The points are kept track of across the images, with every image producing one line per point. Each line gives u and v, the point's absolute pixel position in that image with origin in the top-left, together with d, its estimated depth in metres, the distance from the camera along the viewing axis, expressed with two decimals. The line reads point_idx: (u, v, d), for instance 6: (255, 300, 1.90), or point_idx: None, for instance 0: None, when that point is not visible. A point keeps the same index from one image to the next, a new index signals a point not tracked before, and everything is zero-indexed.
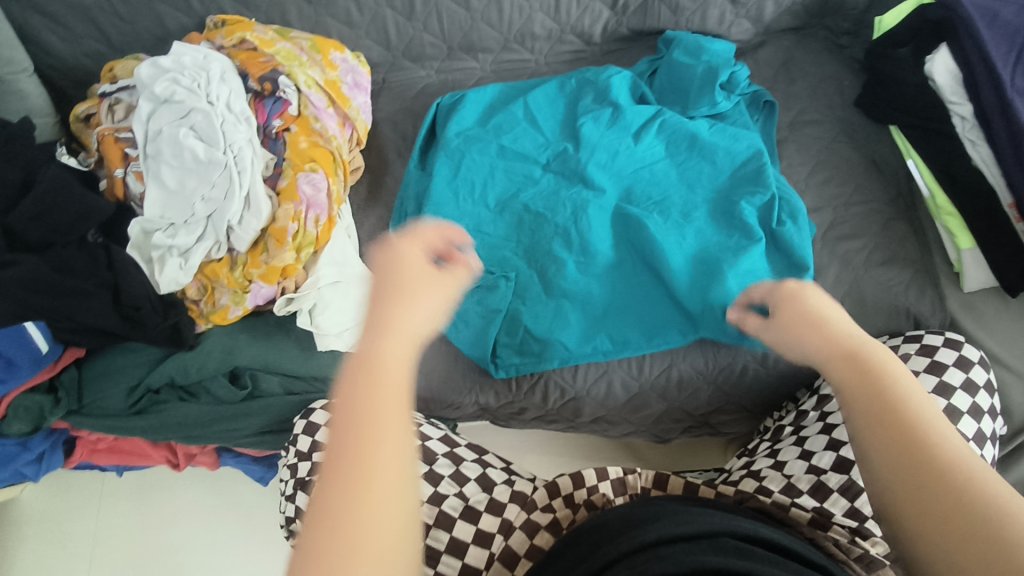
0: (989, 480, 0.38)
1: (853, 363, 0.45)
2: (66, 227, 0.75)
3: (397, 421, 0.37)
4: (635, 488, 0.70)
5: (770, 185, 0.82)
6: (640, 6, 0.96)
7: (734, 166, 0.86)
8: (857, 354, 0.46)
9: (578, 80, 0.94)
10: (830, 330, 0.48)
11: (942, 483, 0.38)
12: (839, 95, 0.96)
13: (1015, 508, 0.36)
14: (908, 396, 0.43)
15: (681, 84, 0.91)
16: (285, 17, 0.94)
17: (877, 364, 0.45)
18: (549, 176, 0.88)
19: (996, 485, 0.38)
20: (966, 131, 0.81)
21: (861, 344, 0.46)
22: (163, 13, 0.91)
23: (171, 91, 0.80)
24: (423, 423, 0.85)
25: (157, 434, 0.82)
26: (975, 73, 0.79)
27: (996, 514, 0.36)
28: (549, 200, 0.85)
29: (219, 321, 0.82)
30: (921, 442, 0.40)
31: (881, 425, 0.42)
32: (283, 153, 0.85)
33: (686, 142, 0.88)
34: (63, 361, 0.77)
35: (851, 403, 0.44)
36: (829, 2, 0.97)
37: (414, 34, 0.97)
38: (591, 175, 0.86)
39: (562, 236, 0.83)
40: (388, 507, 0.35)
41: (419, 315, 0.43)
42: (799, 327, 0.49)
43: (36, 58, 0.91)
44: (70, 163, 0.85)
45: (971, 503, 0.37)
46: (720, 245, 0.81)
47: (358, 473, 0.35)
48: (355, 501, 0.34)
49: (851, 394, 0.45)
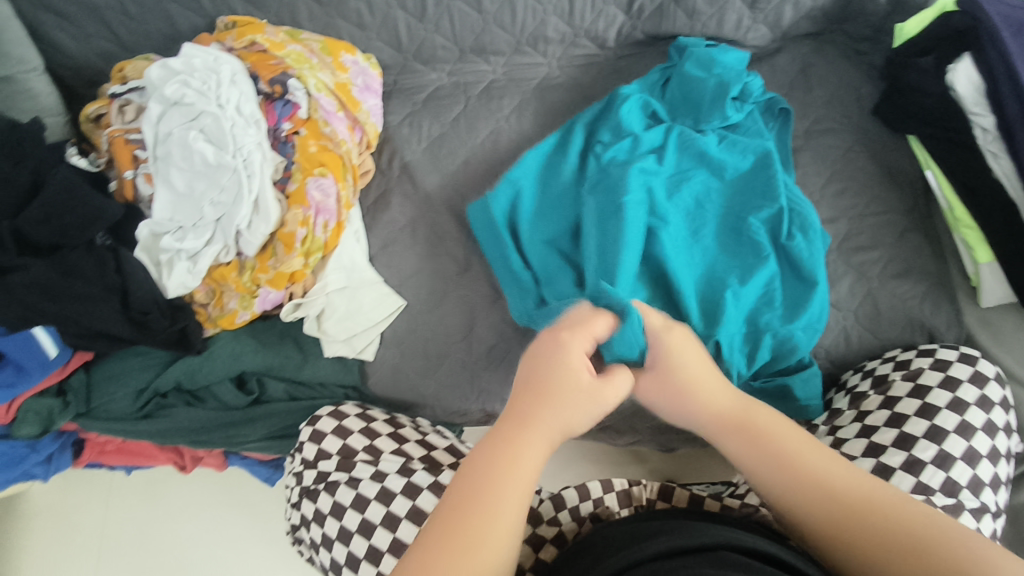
0: (879, 490, 0.49)
1: (755, 438, 0.53)
2: (75, 231, 0.74)
3: (510, 495, 0.46)
4: (640, 500, 0.70)
5: (779, 199, 0.81)
6: (655, 10, 0.94)
7: (741, 179, 0.85)
8: (738, 419, 0.55)
9: (594, 119, 0.91)
10: (706, 399, 0.56)
11: (865, 513, 0.47)
12: (857, 103, 0.95)
13: (910, 512, 0.46)
14: (803, 447, 0.52)
15: (692, 96, 0.89)
16: (296, 18, 0.93)
17: (761, 426, 0.54)
18: (590, 200, 0.81)
19: (883, 493, 0.48)
20: (987, 143, 0.80)
21: (738, 408, 0.56)
22: (174, 13, 0.91)
23: (181, 93, 0.80)
24: (430, 432, 0.81)
25: (164, 438, 0.82)
26: (999, 83, 0.77)
27: (899, 517, 0.46)
28: (589, 226, 0.80)
29: (227, 325, 0.82)
30: (831, 488, 0.49)
31: (795, 481, 0.50)
32: (293, 157, 0.85)
33: (695, 158, 0.86)
34: (71, 364, 0.77)
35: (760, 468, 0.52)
36: (849, 8, 0.95)
37: (426, 37, 0.96)
38: (634, 195, 0.79)
39: (625, 258, 0.75)
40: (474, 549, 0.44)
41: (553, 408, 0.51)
42: (686, 403, 0.57)
43: (47, 56, 0.91)
44: (80, 163, 0.84)
45: (892, 524, 0.46)
46: (731, 267, 0.80)
47: (453, 526, 0.45)
48: (448, 549, 0.43)
49: (772, 471, 0.52)
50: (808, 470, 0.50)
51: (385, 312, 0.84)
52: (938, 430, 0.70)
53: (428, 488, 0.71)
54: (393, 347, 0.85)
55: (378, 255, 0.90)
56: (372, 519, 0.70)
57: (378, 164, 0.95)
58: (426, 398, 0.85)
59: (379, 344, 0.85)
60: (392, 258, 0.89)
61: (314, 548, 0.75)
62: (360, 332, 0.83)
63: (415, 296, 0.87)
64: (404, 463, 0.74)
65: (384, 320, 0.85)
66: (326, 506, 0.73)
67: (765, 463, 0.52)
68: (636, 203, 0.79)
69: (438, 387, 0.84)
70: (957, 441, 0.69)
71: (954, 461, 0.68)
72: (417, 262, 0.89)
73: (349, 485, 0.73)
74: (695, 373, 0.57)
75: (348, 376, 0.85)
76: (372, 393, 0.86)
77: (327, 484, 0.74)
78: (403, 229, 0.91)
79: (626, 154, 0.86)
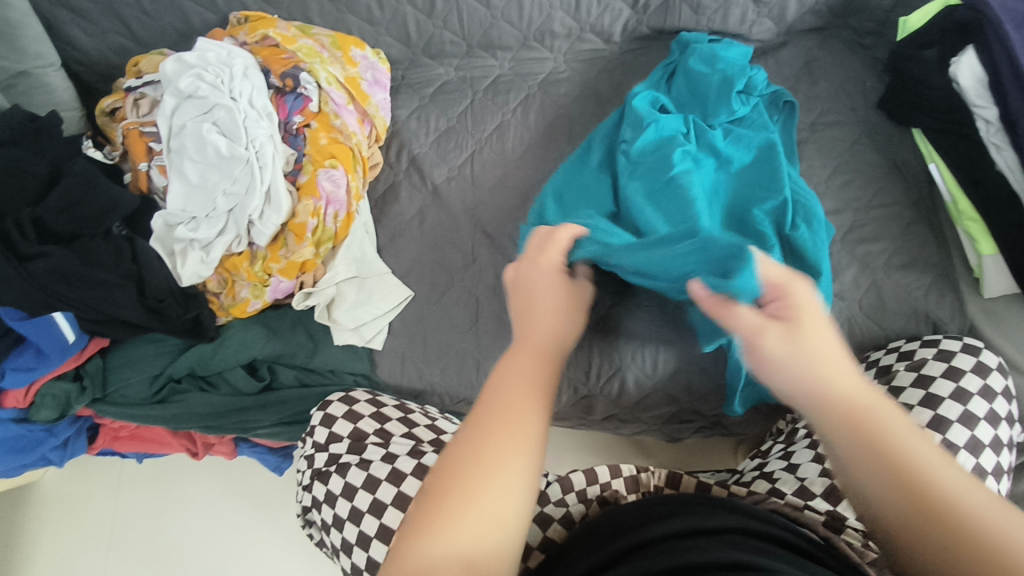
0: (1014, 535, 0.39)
1: (870, 432, 0.42)
2: (93, 220, 0.76)
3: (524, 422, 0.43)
4: (648, 486, 0.71)
5: (783, 192, 0.81)
6: (660, 5, 0.95)
7: (749, 172, 0.85)
8: (855, 408, 0.43)
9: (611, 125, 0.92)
10: (825, 376, 0.44)
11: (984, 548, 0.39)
12: (861, 96, 0.95)
13: None
14: (923, 460, 0.41)
15: (699, 91, 0.90)
16: (307, 13, 0.95)
17: (878, 422, 0.43)
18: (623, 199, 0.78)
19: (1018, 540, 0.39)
20: (991, 136, 0.80)
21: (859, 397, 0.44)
22: (188, 9, 0.92)
23: (195, 86, 0.81)
24: (438, 418, 0.83)
25: (178, 423, 0.84)
26: (1001, 77, 0.78)
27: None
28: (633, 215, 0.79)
29: (239, 313, 0.84)
30: (945, 507, 0.40)
31: (902, 490, 0.41)
32: (304, 149, 0.86)
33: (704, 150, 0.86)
34: (88, 350, 0.79)
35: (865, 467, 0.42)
36: (853, 2, 0.95)
37: (435, 32, 0.98)
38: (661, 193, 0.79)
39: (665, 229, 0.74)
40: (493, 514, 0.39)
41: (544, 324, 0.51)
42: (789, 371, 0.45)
43: (64, 52, 0.93)
44: (96, 156, 0.86)
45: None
46: None
47: (469, 474, 0.40)
48: (459, 515, 0.39)
49: (876, 476, 0.42)
50: (901, 472, 0.41)
51: (394, 302, 0.86)
52: (942, 419, 0.70)
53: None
54: (401, 337, 0.87)
55: (387, 246, 0.91)
56: (383, 499, 0.72)
57: (387, 157, 0.97)
58: (434, 386, 0.86)
59: (388, 333, 0.87)
60: (400, 249, 0.91)
61: (325, 530, 0.76)
62: (370, 321, 0.85)
63: (424, 286, 0.88)
64: (414, 448, 0.76)
65: (393, 309, 0.86)
66: (337, 488, 0.74)
67: (849, 438, 0.43)
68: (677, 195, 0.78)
69: (446, 376, 0.86)
70: (960, 431, 0.70)
71: (958, 449, 0.69)
72: (425, 253, 0.90)
73: (359, 468, 0.74)
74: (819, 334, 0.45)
75: (358, 364, 0.86)
76: (381, 382, 0.87)
77: (338, 468, 0.75)
78: (412, 220, 0.92)
79: (654, 142, 0.85)
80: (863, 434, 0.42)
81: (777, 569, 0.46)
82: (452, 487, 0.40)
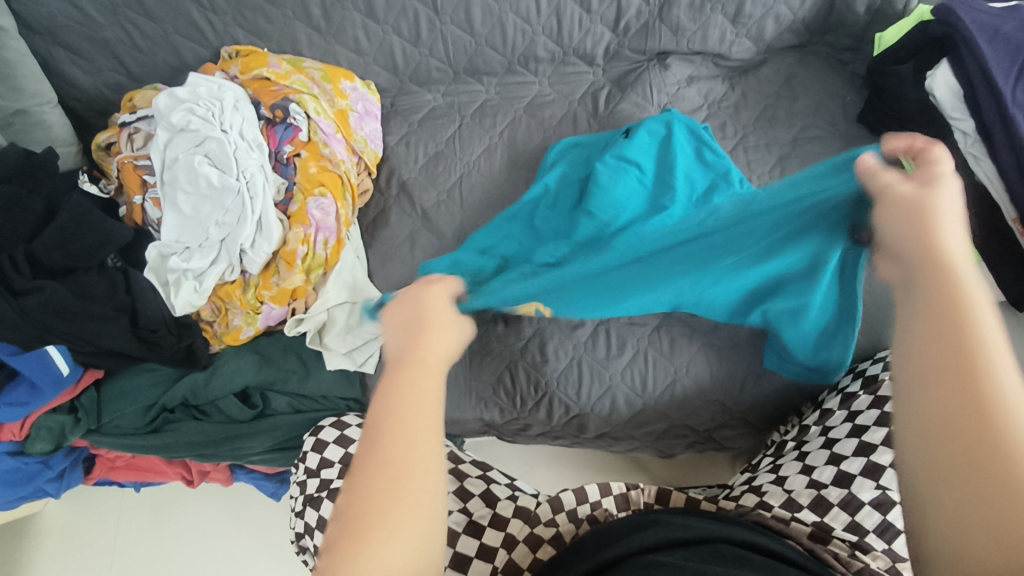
0: None
1: (951, 315, 0.38)
2: (87, 253, 0.78)
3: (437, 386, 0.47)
4: (638, 504, 0.71)
5: (612, 205, 0.78)
6: (641, 27, 0.97)
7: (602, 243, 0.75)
8: (953, 274, 0.40)
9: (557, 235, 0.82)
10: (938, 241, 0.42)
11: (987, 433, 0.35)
12: (841, 111, 0.97)
13: None
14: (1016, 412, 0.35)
15: (664, 186, 0.79)
16: (296, 45, 0.97)
17: (975, 307, 0.38)
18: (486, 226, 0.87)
19: None
20: (969, 147, 0.82)
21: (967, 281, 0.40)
22: (180, 45, 0.94)
23: (186, 120, 0.83)
24: None
25: (171, 452, 0.83)
26: (976, 88, 0.80)
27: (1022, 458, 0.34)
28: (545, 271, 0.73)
29: (232, 341, 0.85)
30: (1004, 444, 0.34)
31: (942, 363, 0.37)
32: (294, 178, 0.88)
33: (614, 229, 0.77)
34: (83, 382, 0.80)
35: (928, 406, 0.37)
36: (831, 18, 0.97)
37: (421, 60, 1.00)
38: (487, 230, 0.85)
39: (541, 210, 0.85)
40: (413, 540, 0.40)
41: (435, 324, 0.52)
42: (908, 227, 0.44)
43: (59, 89, 0.95)
44: (92, 190, 0.88)
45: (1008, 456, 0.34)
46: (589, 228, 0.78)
47: (405, 404, 0.43)
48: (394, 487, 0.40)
49: (934, 333, 0.39)
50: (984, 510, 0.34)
51: None
52: None
53: None
54: None
55: (379, 270, 0.93)
56: None
57: (377, 184, 0.99)
58: None
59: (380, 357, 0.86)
60: (390, 273, 0.92)
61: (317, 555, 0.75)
62: (361, 345, 0.85)
63: None
64: None
65: None
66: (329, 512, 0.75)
67: (934, 346, 0.38)
68: (559, 188, 0.87)
69: None
70: None
71: None
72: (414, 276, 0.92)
73: None
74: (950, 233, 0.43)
75: (350, 390, 0.87)
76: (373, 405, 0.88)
77: (331, 492, 0.77)
78: (402, 244, 0.94)
79: (566, 228, 0.82)
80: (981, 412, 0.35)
81: (709, 568, 0.48)
82: (355, 531, 0.39)
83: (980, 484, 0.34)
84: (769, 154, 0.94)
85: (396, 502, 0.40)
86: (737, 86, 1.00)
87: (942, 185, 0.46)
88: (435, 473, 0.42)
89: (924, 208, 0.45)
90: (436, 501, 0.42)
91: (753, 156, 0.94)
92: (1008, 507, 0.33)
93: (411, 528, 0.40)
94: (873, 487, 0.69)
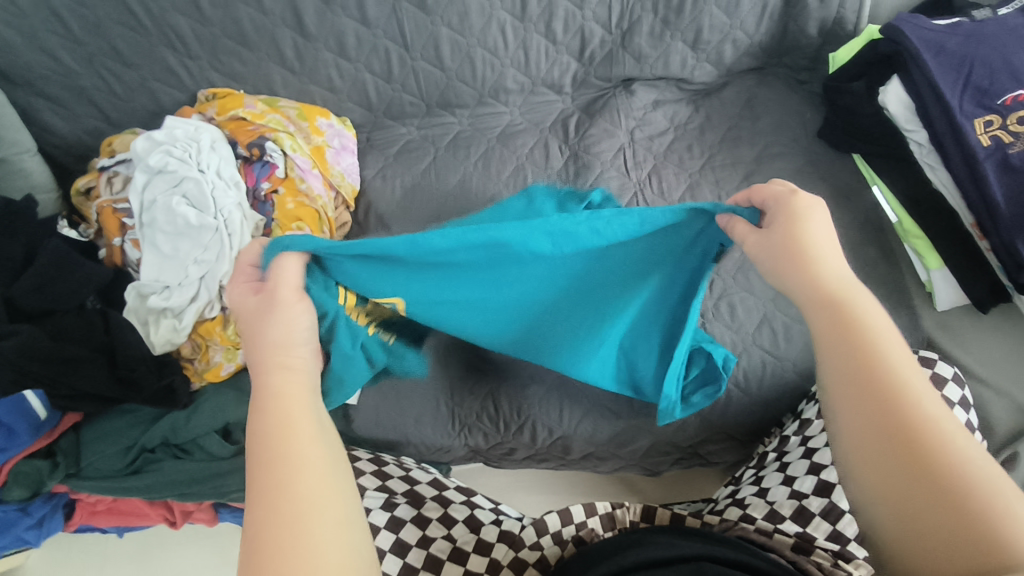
0: (979, 463, 0.43)
1: (856, 355, 0.49)
2: (66, 296, 0.79)
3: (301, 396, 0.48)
4: (624, 523, 0.71)
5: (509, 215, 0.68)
6: (605, 56, 1.01)
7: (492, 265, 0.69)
8: (837, 305, 0.51)
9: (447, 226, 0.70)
10: (811, 272, 0.53)
11: (922, 458, 0.44)
12: (802, 128, 1.00)
13: (1006, 506, 0.41)
14: (924, 416, 0.45)
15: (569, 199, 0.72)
16: (271, 86, 0.99)
17: (856, 328, 0.50)
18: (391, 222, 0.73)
19: (968, 458, 0.43)
20: (924, 156, 0.86)
21: (841, 301, 0.52)
22: (158, 90, 0.97)
23: (164, 162, 0.85)
24: (414, 468, 0.86)
25: (153, 493, 0.83)
26: (926, 101, 0.83)
27: (984, 505, 0.41)
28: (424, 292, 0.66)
29: (212, 377, 0.86)
30: (933, 471, 0.43)
31: (887, 434, 0.46)
32: (272, 215, 0.90)
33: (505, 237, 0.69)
34: (61, 427, 0.80)
35: (853, 437, 0.48)
36: (785, 42, 1.01)
37: (394, 95, 1.03)
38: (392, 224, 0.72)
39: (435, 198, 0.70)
40: (324, 529, 0.41)
41: (279, 339, 0.52)
42: (793, 267, 0.54)
43: (38, 137, 0.97)
44: (70, 235, 0.89)
45: (961, 497, 0.42)
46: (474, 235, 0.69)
47: (273, 430, 0.45)
48: (285, 497, 0.41)
49: (845, 374, 0.49)
50: (931, 524, 0.43)
51: None
52: None
53: (417, 544, 0.73)
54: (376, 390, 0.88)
55: None
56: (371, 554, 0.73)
57: (355, 217, 1.01)
58: (410, 437, 0.88)
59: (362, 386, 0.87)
60: None
61: None
62: None
63: None
64: (388, 500, 0.78)
65: None
66: None
67: (845, 368, 0.49)
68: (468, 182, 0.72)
69: (420, 425, 0.87)
70: None
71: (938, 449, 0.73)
72: None
73: None
74: (825, 266, 0.53)
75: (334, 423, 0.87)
76: (358, 437, 0.88)
77: None
78: None
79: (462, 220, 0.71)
80: (904, 441, 0.45)
81: None
82: (266, 550, 0.39)
83: (928, 503, 0.43)
84: (735, 172, 0.97)
85: (294, 507, 0.41)
86: (700, 109, 1.04)
87: (808, 220, 0.55)
88: (324, 463, 0.44)
89: (804, 253, 0.54)
90: (334, 483, 0.43)
91: (720, 174, 0.97)
92: (940, 504, 0.42)
93: (322, 518, 0.41)
94: None
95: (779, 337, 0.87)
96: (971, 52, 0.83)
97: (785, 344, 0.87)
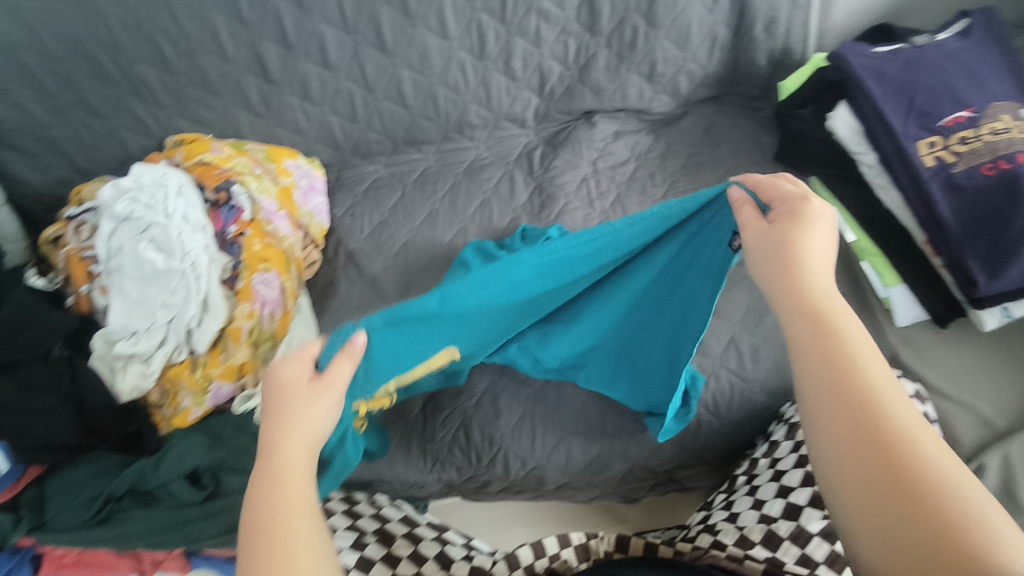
0: (960, 484, 0.43)
1: (834, 364, 0.50)
2: (30, 346, 0.77)
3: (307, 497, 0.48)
4: (598, 553, 0.70)
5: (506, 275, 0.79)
6: (565, 91, 1.04)
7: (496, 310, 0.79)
8: (821, 313, 0.52)
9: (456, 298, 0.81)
10: (800, 277, 0.53)
11: (903, 469, 0.44)
12: (759, 153, 1.03)
13: (979, 521, 0.41)
14: (903, 428, 0.46)
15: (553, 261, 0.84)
16: (238, 130, 1.01)
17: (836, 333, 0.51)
18: None
19: (942, 468, 0.44)
20: (875, 177, 0.89)
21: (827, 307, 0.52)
22: (126, 138, 0.98)
23: (130, 209, 0.86)
24: (385, 506, 0.85)
25: (119, 543, 0.79)
26: (872, 125, 0.87)
27: (958, 516, 0.42)
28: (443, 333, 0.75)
29: (180, 423, 0.85)
30: (914, 481, 0.44)
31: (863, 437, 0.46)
32: (240, 256, 0.90)
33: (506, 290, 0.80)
34: (25, 478, 0.81)
35: (834, 439, 0.48)
36: (737, 73, 1.05)
37: (360, 135, 1.05)
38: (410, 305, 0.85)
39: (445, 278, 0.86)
40: None
41: (298, 425, 0.52)
42: (779, 268, 0.54)
43: (8, 189, 0.98)
44: (37, 284, 0.88)
45: (941, 511, 0.42)
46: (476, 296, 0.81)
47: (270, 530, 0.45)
48: None
49: (827, 379, 0.49)
50: (915, 538, 0.42)
51: None
52: None
53: None
54: None
55: None
56: None
57: (326, 255, 1.02)
58: (383, 475, 0.87)
59: None
60: None
61: None
62: None
63: None
64: (357, 539, 0.77)
65: None
66: None
67: (825, 377, 0.50)
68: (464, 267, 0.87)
69: (394, 461, 0.87)
70: None
71: None
72: None
73: None
74: (813, 266, 0.53)
75: None
76: None
77: None
78: (353, 311, 0.96)
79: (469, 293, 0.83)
80: (884, 448, 0.45)
81: None
82: None
83: (908, 515, 0.43)
84: None
85: None
86: (661, 138, 1.06)
87: (803, 212, 0.55)
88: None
89: (792, 250, 0.54)
90: None
91: None
92: (924, 521, 0.42)
93: None
94: (820, 517, 0.69)
95: (746, 359, 0.88)
96: (912, 78, 0.86)
97: (753, 365, 0.87)
